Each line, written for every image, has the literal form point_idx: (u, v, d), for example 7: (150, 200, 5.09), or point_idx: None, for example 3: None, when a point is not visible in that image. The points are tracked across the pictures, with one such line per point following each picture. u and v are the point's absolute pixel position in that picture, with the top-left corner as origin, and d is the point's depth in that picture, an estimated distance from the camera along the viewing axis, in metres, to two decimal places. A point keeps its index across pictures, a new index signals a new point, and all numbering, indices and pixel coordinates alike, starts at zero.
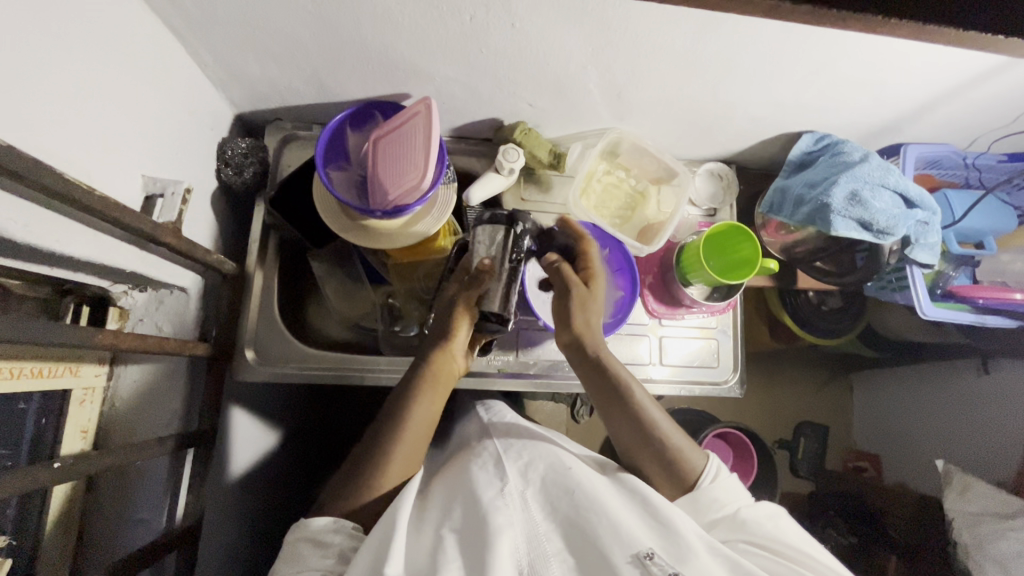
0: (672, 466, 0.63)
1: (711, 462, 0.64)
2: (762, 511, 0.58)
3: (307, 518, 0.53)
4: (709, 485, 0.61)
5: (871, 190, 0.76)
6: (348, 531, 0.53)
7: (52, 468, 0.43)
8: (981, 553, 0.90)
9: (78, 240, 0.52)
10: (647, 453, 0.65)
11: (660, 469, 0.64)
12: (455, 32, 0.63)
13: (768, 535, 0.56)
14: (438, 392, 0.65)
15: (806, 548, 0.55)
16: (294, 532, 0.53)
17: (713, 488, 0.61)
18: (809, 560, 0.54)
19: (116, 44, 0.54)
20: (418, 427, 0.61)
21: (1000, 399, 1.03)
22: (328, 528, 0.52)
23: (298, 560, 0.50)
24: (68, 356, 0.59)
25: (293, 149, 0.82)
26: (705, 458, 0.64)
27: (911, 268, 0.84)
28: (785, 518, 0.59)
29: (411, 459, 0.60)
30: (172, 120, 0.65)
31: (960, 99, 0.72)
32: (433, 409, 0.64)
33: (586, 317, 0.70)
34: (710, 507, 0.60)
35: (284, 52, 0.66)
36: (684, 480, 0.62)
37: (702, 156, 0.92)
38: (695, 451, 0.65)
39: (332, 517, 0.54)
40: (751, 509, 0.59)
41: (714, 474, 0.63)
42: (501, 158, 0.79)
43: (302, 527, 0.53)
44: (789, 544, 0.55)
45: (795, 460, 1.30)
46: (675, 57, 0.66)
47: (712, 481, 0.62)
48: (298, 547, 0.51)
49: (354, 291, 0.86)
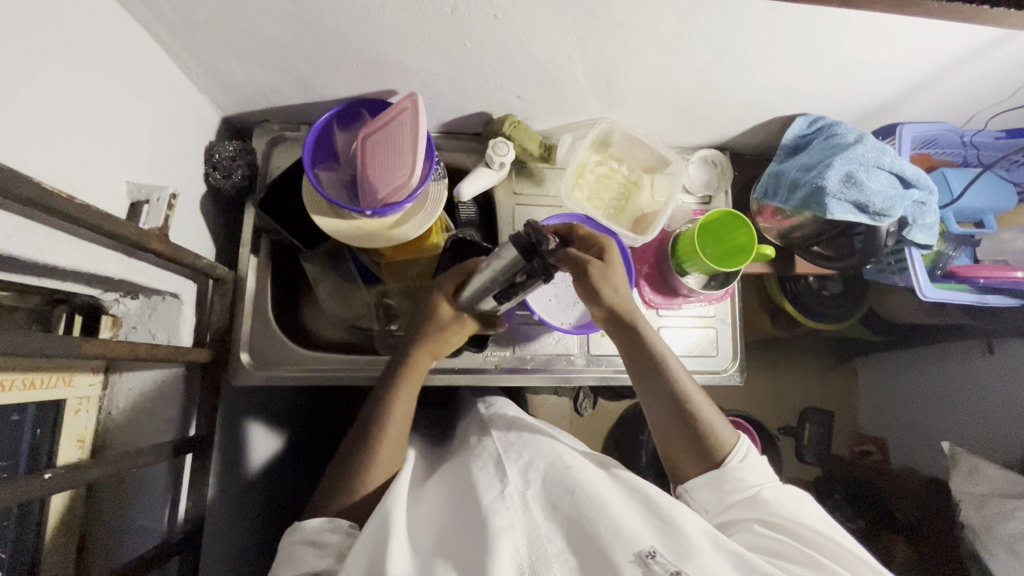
0: (700, 445, 0.63)
1: (741, 443, 0.63)
2: (787, 495, 0.59)
3: (301, 522, 0.54)
4: (739, 462, 0.62)
5: (866, 171, 0.75)
6: (343, 531, 0.53)
7: (43, 479, 0.43)
8: (990, 534, 0.89)
9: (63, 250, 0.51)
10: (675, 435, 0.64)
11: (692, 446, 0.63)
12: (437, 26, 0.62)
13: (790, 520, 0.56)
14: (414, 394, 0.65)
15: (836, 537, 0.54)
16: (289, 535, 0.54)
17: (741, 466, 0.61)
18: (838, 547, 0.53)
19: (92, 49, 0.53)
20: (399, 424, 0.61)
21: (1006, 380, 1.02)
22: (325, 529, 0.53)
23: (294, 562, 0.51)
24: (61, 366, 0.59)
25: (282, 151, 0.82)
26: (736, 437, 0.64)
27: (909, 250, 0.83)
28: (809, 506, 0.59)
29: (395, 454, 0.61)
30: (155, 126, 0.65)
31: (953, 76, 0.71)
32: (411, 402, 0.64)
33: (607, 282, 0.66)
34: (732, 484, 0.60)
35: (266, 52, 0.65)
36: (713, 458, 0.62)
37: (695, 144, 0.91)
38: (726, 430, 0.64)
39: (326, 517, 0.54)
40: (776, 490, 0.59)
41: (743, 452, 0.63)
42: (490, 153, 0.78)
43: (297, 531, 0.54)
44: (817, 529, 0.55)
45: (802, 445, 1.31)
46: (664, 42, 0.65)
47: (741, 459, 0.62)
48: (294, 549, 0.52)
49: (349, 292, 0.84)
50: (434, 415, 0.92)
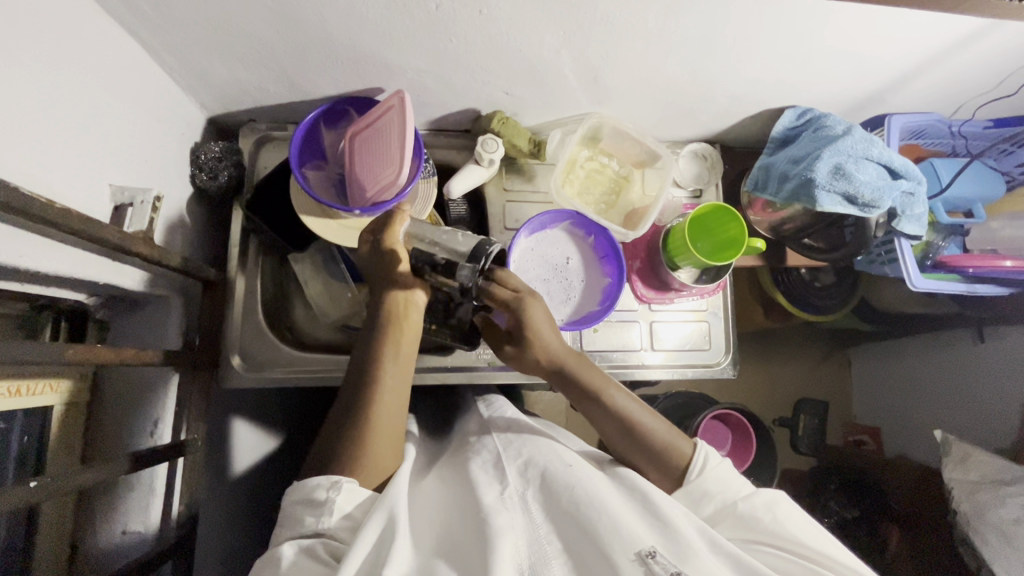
0: (661, 462, 0.62)
1: (699, 450, 0.62)
2: (758, 502, 0.57)
3: (302, 481, 0.53)
4: (697, 476, 0.60)
5: (855, 162, 0.75)
6: (342, 488, 0.51)
7: (28, 487, 0.42)
8: (983, 521, 0.89)
9: (44, 254, 0.50)
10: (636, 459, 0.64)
11: (650, 466, 0.63)
12: (421, 22, 0.61)
13: (772, 531, 0.55)
14: (403, 346, 0.61)
15: (809, 540, 0.54)
16: (292, 493, 0.53)
17: (702, 480, 0.60)
18: (813, 553, 0.54)
19: (69, 48, 0.52)
20: (393, 397, 0.59)
21: (996, 368, 1.02)
22: (323, 487, 0.52)
23: (298, 524, 0.51)
24: (47, 372, 0.58)
25: (269, 151, 0.81)
26: (693, 445, 0.63)
27: (899, 241, 0.83)
28: (783, 504, 0.57)
29: (393, 445, 0.58)
30: (137, 125, 0.64)
31: (941, 66, 0.71)
32: (403, 354, 0.61)
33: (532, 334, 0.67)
34: (701, 500, 0.59)
35: (249, 51, 0.64)
36: (673, 474, 0.62)
37: (685, 137, 0.91)
38: (680, 440, 0.63)
39: (325, 475, 0.53)
40: (748, 501, 0.58)
41: (702, 463, 0.61)
42: (479, 149, 0.77)
43: (297, 491, 0.53)
44: (791, 538, 0.55)
45: (796, 437, 1.31)
46: (652, 35, 0.64)
47: (699, 471, 0.61)
48: (295, 511, 0.51)
49: (338, 291, 0.83)
50: (428, 413, 0.92)
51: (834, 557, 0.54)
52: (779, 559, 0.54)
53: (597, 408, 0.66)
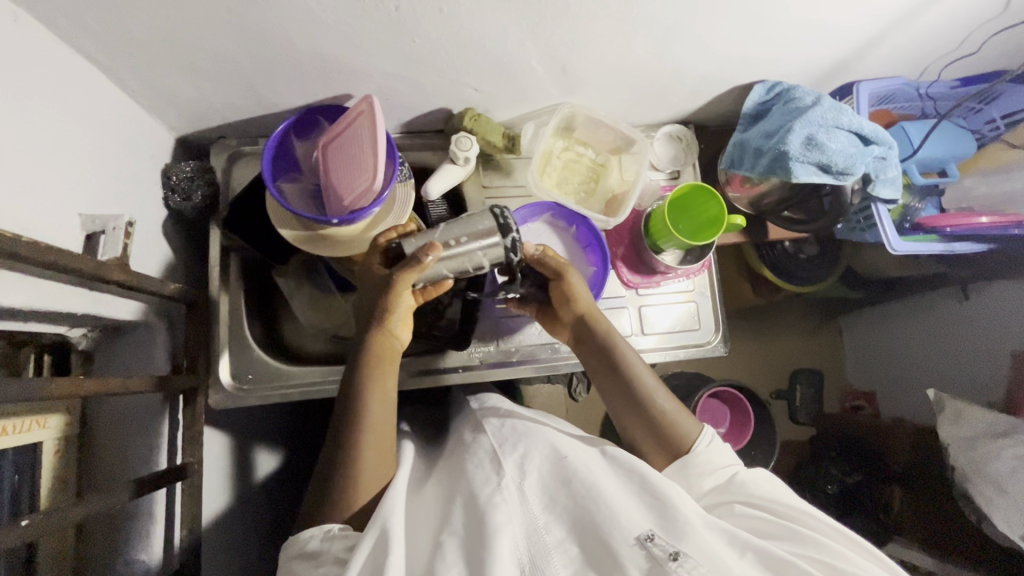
0: (661, 437, 0.63)
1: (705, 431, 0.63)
2: (758, 475, 0.58)
3: (297, 534, 0.53)
4: (704, 447, 0.61)
5: (826, 132, 0.76)
6: (337, 536, 0.51)
7: (21, 527, 0.41)
8: (980, 474, 0.91)
9: (15, 289, 0.49)
10: (641, 428, 0.65)
11: (650, 438, 0.64)
12: (383, 26, 0.61)
13: (767, 498, 0.56)
14: (390, 388, 0.63)
15: (805, 508, 0.55)
16: (288, 549, 0.53)
17: (709, 450, 0.61)
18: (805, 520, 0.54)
19: (23, 77, 0.51)
20: (377, 430, 0.59)
21: (981, 324, 1.04)
22: (315, 537, 0.52)
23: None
24: (32, 409, 0.57)
25: (240, 167, 0.79)
26: (698, 427, 0.64)
27: (875, 206, 0.84)
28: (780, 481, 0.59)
29: (382, 455, 0.59)
30: (102, 151, 0.62)
31: (904, 30, 0.72)
32: (389, 397, 0.62)
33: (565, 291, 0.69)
34: (701, 469, 0.60)
35: (213, 67, 0.63)
36: (671, 450, 0.62)
37: (658, 120, 0.91)
38: (686, 418, 0.64)
39: (319, 528, 0.53)
40: (750, 471, 0.59)
41: (708, 439, 0.63)
42: (454, 148, 0.77)
43: (293, 545, 0.53)
44: (787, 504, 0.55)
45: (794, 407, 1.33)
46: (616, 21, 0.64)
47: (707, 442, 0.62)
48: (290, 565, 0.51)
49: (326, 301, 0.85)
50: (426, 416, 0.92)
51: (828, 523, 0.53)
52: (766, 522, 0.54)
53: (606, 375, 0.68)
